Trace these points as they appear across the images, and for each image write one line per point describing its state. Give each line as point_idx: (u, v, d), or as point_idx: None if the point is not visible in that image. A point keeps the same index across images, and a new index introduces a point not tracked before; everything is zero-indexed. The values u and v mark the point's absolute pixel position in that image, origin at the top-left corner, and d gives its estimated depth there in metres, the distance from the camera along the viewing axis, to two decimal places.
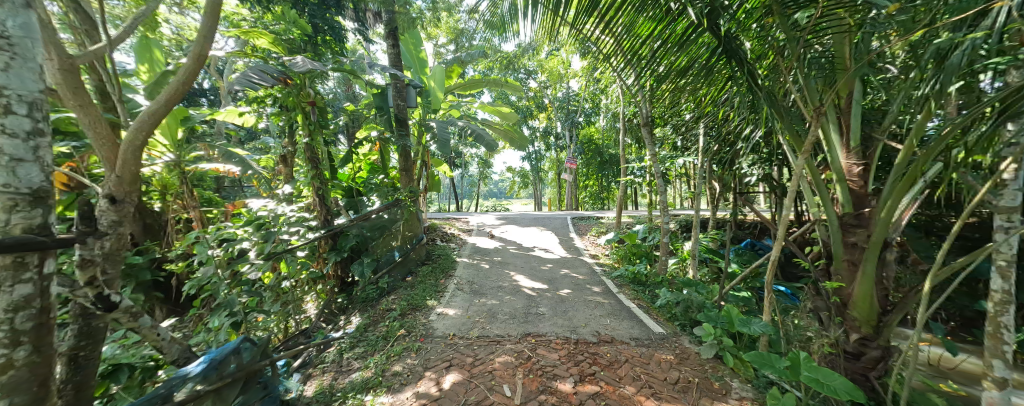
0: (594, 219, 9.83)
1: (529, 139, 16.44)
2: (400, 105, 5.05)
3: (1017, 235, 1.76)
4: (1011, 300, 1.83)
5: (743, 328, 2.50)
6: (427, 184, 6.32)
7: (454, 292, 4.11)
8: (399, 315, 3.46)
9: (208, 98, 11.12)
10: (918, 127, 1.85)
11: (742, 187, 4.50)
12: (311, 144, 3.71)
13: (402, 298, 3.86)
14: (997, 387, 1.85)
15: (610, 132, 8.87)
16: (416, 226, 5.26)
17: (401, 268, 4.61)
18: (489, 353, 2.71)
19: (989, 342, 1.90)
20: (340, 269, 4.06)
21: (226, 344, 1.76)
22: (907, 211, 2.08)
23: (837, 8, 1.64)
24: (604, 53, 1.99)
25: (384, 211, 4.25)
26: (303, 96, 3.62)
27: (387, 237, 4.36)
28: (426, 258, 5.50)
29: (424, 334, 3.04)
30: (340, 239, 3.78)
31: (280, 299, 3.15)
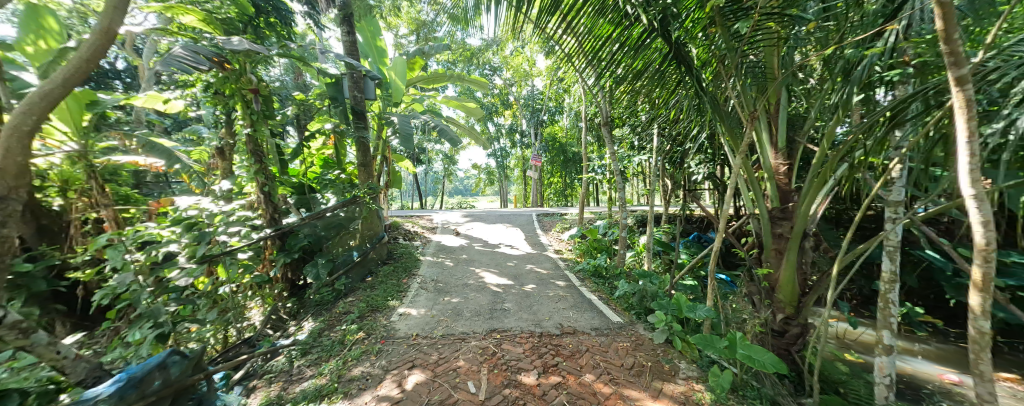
0: (558, 216, 10.13)
1: (495, 136, 16.45)
2: (357, 97, 4.79)
3: (902, 224, 2.09)
4: (896, 280, 2.15)
5: (689, 314, 2.70)
6: (388, 180, 6.11)
7: (417, 291, 4.02)
8: (357, 318, 3.32)
9: (123, 80, 9.70)
10: (829, 132, 2.12)
11: (691, 184, 4.86)
12: (253, 136, 3.42)
13: (361, 299, 3.70)
14: (886, 353, 2.18)
15: (574, 131, 9.13)
16: (375, 224, 5.04)
17: (360, 268, 4.41)
18: (453, 351, 2.68)
19: (881, 316, 2.23)
20: (291, 271, 3.84)
21: (147, 360, 1.60)
22: (823, 205, 2.36)
23: (768, 22, 1.82)
24: (565, 52, 2.05)
25: (340, 209, 4.03)
26: (243, 83, 3.34)
27: (343, 236, 4.16)
28: (387, 258, 5.30)
29: (385, 335, 2.95)
30: (289, 239, 3.56)
31: (217, 307, 2.87)
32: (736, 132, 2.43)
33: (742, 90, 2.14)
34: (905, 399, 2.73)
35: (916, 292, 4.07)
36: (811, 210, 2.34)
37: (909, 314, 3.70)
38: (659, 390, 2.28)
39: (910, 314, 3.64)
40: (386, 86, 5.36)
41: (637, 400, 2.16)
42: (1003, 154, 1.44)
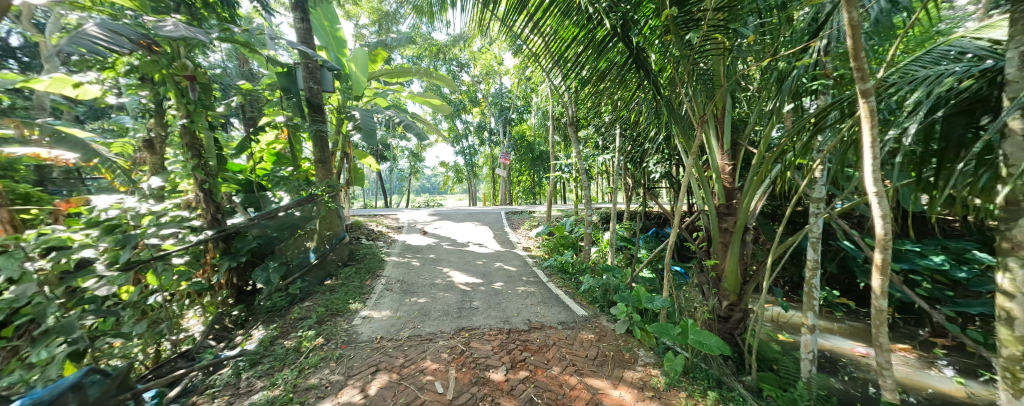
0: (526, 214, 10.25)
1: (462, 134, 16.31)
2: (313, 88, 4.54)
3: (824, 218, 2.36)
4: (818, 267, 2.43)
5: (648, 305, 2.87)
6: (349, 178, 5.83)
7: (381, 293, 3.89)
8: (314, 323, 3.15)
9: (20, 60, 8.34)
10: (766, 135, 2.34)
11: (650, 182, 5.12)
12: (189, 128, 3.09)
13: (319, 303, 3.52)
14: (810, 332, 2.46)
15: (541, 130, 9.29)
16: (335, 223, 4.82)
17: (318, 271, 4.19)
18: (419, 352, 2.64)
19: (807, 299, 2.50)
20: (237, 277, 3.49)
21: (58, 383, 1.43)
22: (761, 201, 2.59)
23: (715, 33, 1.98)
24: (533, 51, 2.10)
25: (295, 209, 3.81)
26: (176, 69, 2.97)
27: (299, 237, 3.93)
28: (348, 259, 5.07)
29: (347, 340, 2.83)
30: (235, 241, 3.29)
31: (147, 318, 2.58)
32: (689, 134, 2.60)
33: (694, 96, 2.31)
34: (827, 372, 3.09)
35: (836, 278, 4.61)
36: (752, 206, 2.57)
37: (831, 297, 4.18)
38: (621, 378, 2.40)
39: (830, 298, 4.12)
40: (345, 77, 5.09)
41: (600, 389, 2.25)
42: (897, 156, 1.69)
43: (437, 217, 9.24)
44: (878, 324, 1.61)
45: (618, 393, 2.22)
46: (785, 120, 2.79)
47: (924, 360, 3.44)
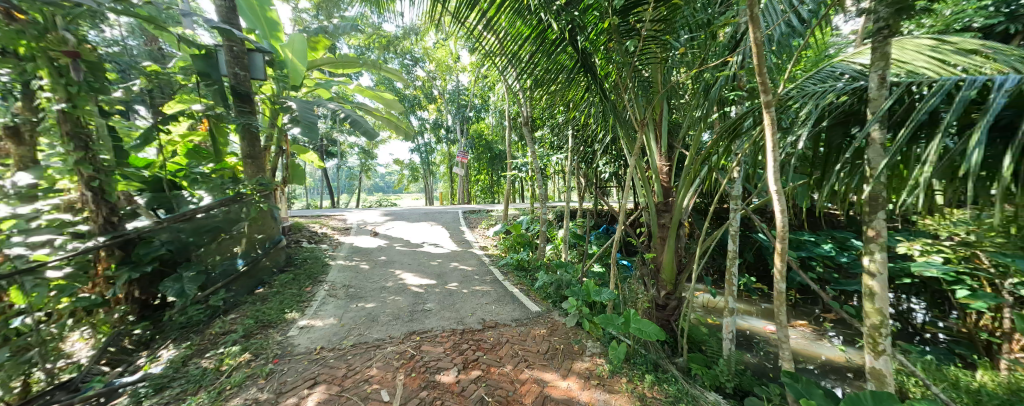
0: (484, 213, 10.22)
1: (418, 131, 15.83)
2: (238, 75, 4.08)
3: (742, 213, 2.65)
4: (737, 257, 2.73)
5: (596, 298, 3.02)
6: (287, 175, 5.31)
7: (323, 300, 3.63)
8: (240, 337, 2.84)
9: None
10: (696, 139, 2.58)
11: (600, 181, 5.38)
12: (71, 114, 2.62)
13: (249, 314, 3.20)
14: (731, 315, 2.77)
15: (499, 128, 9.33)
16: (271, 225, 4.42)
17: (247, 279, 3.80)
18: (365, 360, 2.51)
19: (728, 286, 2.81)
20: (140, 289, 3.02)
21: None
22: (692, 198, 2.85)
23: (650, 44, 2.17)
24: (487, 49, 2.13)
25: (218, 208, 3.46)
26: (51, 43, 2.49)
27: (222, 242, 3.55)
28: (285, 265, 4.66)
29: (281, 354, 2.60)
30: (137, 248, 2.91)
31: (10, 345, 2.11)
32: (631, 136, 2.79)
33: (635, 101, 2.48)
34: (745, 349, 3.49)
35: (754, 266, 5.23)
36: (685, 203, 2.81)
37: (750, 283, 4.74)
38: (569, 369, 2.50)
39: (749, 284, 4.67)
40: (280, 65, 4.65)
41: (550, 382, 2.33)
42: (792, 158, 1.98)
43: (390, 217, 8.85)
44: (778, 305, 1.89)
45: (565, 384, 2.31)
46: (712, 125, 3.09)
47: (820, 333, 4.03)
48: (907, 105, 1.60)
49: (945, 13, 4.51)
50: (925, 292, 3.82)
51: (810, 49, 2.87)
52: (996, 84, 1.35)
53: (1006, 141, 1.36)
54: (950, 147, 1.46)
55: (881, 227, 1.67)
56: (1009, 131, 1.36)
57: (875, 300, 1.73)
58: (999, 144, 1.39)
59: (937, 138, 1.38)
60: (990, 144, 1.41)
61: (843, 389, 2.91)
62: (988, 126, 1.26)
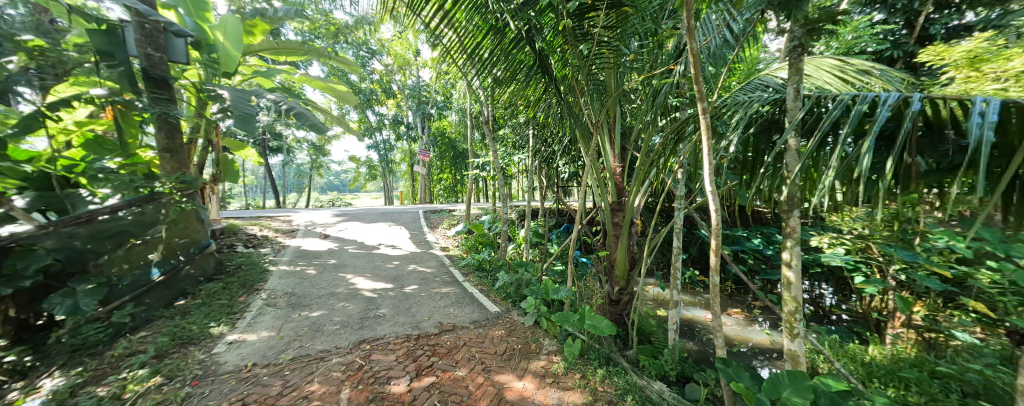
0: (447, 212, 10.05)
1: (376, 127, 15.16)
2: (152, 56, 3.58)
3: (687, 212, 2.84)
4: (681, 254, 2.94)
5: (553, 296, 3.08)
6: (218, 171, 4.93)
7: (261, 310, 3.33)
8: (150, 358, 2.48)
9: None
10: (646, 142, 2.72)
11: (561, 181, 5.52)
12: None
13: (170, 329, 2.84)
14: (675, 307, 2.97)
15: (462, 126, 9.22)
16: (197, 228, 4.01)
17: (165, 290, 3.36)
18: (307, 375, 2.34)
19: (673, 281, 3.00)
20: (16, 307, 2.55)
21: None
22: (643, 197, 3.00)
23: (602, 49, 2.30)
24: (447, 45, 2.15)
25: (126, 210, 3.06)
26: None
27: (131, 249, 3.09)
28: (216, 272, 4.21)
29: (203, 374, 2.33)
30: (13, 259, 2.39)
31: None
32: (588, 138, 2.89)
33: (590, 103, 2.59)
34: (688, 338, 3.77)
35: (697, 260, 5.67)
36: (637, 202, 2.94)
37: (693, 277, 5.14)
38: (525, 369, 2.53)
39: (693, 277, 5.06)
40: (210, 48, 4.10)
41: (505, 383, 2.34)
42: (724, 161, 2.16)
43: (344, 218, 8.36)
44: (713, 296, 2.06)
45: (521, 384, 2.34)
46: (660, 128, 3.28)
47: (750, 320, 4.48)
48: (816, 115, 1.83)
49: (848, 37, 5.22)
50: (830, 278, 4.41)
51: (742, 63, 3.17)
52: (881, 99, 1.56)
53: (889, 148, 1.65)
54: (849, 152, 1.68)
55: (795, 225, 1.89)
56: (892, 140, 1.65)
57: (791, 289, 1.96)
58: (883, 151, 1.68)
59: (839, 144, 1.57)
60: (877, 151, 1.69)
61: (767, 370, 3.26)
62: (876, 134, 1.46)
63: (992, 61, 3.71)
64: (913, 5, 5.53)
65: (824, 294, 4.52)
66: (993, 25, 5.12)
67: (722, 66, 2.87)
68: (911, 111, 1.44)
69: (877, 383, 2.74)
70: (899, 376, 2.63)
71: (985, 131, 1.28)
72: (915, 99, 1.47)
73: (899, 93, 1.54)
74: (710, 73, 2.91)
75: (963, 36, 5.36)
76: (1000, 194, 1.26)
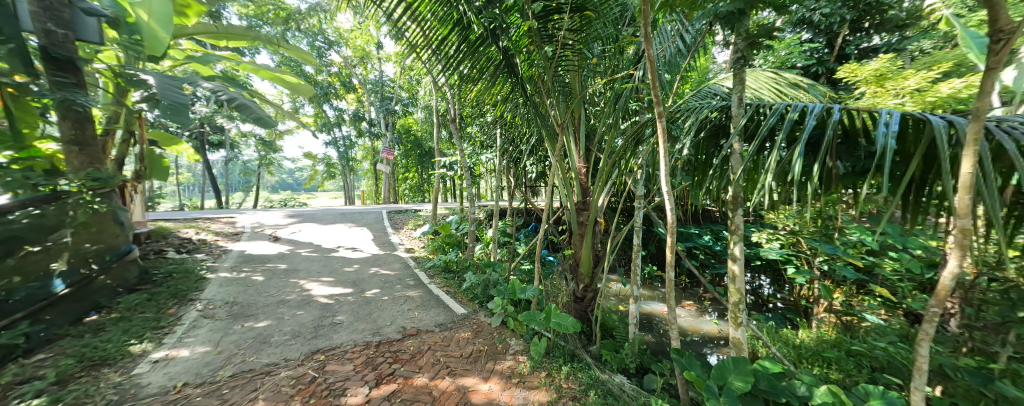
0: (412, 212, 9.77)
1: (335, 123, 14.39)
2: (54, 33, 3.04)
3: (645, 211, 2.98)
4: (640, 251, 3.07)
5: (520, 295, 3.10)
6: (141, 168, 4.37)
7: (199, 323, 3.01)
8: (50, 385, 2.12)
9: None
10: (609, 144, 2.80)
11: (528, 181, 5.57)
12: None
13: (83, 348, 2.48)
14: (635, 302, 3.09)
15: (428, 124, 9.01)
16: (114, 233, 3.49)
17: (70, 305, 2.91)
18: (250, 392, 2.15)
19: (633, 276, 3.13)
20: None
21: None
22: (606, 197, 3.09)
23: (566, 51, 2.33)
24: (412, 41, 2.09)
25: (20, 211, 2.59)
26: None
27: (24, 258, 2.61)
28: (141, 282, 3.74)
29: (122, 399, 2.05)
30: None
31: None
32: (554, 139, 2.92)
33: (556, 105, 2.63)
34: (648, 331, 3.95)
35: (656, 257, 5.98)
36: (600, 202, 3.03)
37: (652, 272, 5.40)
38: (491, 370, 2.51)
39: (651, 272, 5.32)
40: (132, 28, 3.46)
41: (471, 386, 2.31)
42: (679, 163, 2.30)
43: (299, 219, 7.83)
44: (669, 290, 2.17)
45: (486, 387, 2.32)
46: (622, 130, 3.41)
47: (702, 311, 4.80)
48: (756, 122, 1.99)
49: (783, 52, 5.78)
50: (768, 270, 4.86)
51: (694, 72, 3.39)
52: (809, 110, 1.73)
53: (814, 154, 1.83)
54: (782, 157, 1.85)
55: (738, 223, 2.05)
56: (816, 147, 1.83)
57: (736, 282, 2.11)
58: (810, 157, 1.86)
59: (775, 150, 1.71)
60: (805, 156, 1.87)
61: (715, 357, 3.51)
62: (804, 141, 1.61)
63: (892, 79, 4.32)
64: (833, 27, 6.28)
65: (762, 285, 4.98)
66: (894, 49, 5.95)
67: (676, 72, 3.01)
68: (831, 121, 1.61)
69: (807, 363, 3.05)
70: (823, 356, 2.95)
71: (889, 140, 1.46)
72: (835, 110, 1.65)
73: (822, 104, 1.72)
74: (666, 80, 3.08)
75: (873, 56, 6.17)
76: (899, 194, 1.41)
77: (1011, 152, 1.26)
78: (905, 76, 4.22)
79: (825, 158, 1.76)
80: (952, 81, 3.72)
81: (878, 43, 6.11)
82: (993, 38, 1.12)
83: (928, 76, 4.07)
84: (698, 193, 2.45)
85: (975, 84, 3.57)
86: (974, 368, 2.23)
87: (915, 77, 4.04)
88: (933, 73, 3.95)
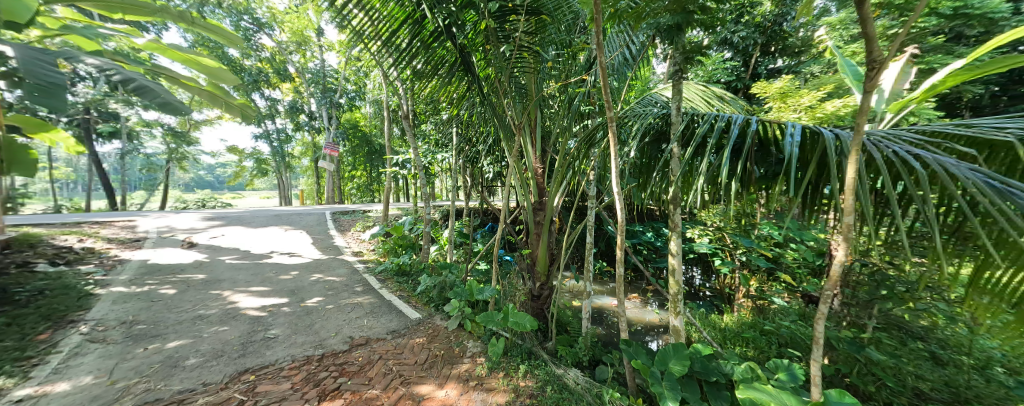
0: (359, 213, 9.20)
1: (268, 115, 13.05)
2: None
3: (596, 209, 3.09)
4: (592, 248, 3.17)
5: (478, 296, 3.04)
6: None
7: (92, 349, 2.52)
8: None
9: None
10: (562, 145, 2.86)
11: (485, 181, 5.53)
12: None
13: None
14: (587, 298, 3.21)
15: (377, 120, 8.55)
16: None
17: None
18: None
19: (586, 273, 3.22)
20: None
21: None
22: (561, 197, 3.14)
23: (522, 52, 2.35)
24: (360, 31, 1.96)
25: None
26: None
27: None
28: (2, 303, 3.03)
29: None
30: None
31: None
32: (511, 140, 2.92)
33: (514, 108, 2.63)
34: (599, 324, 4.13)
35: (607, 253, 6.28)
36: (556, 201, 3.07)
37: (602, 268, 5.66)
38: (448, 375, 2.44)
39: (602, 267, 5.57)
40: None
41: (426, 394, 2.22)
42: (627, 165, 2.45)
43: (223, 222, 6.94)
44: (619, 284, 2.27)
45: (442, 393, 2.24)
46: (575, 133, 3.51)
47: (645, 302, 5.14)
48: (691, 128, 2.17)
49: (709, 67, 6.43)
50: (699, 262, 5.32)
51: (638, 82, 3.62)
52: (734, 120, 1.93)
53: (738, 159, 2.04)
54: (712, 162, 2.03)
55: (677, 221, 2.21)
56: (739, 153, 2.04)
57: (675, 274, 2.26)
58: (734, 161, 2.07)
59: (707, 154, 1.89)
60: (731, 160, 2.08)
61: (657, 344, 3.77)
62: (729, 147, 1.79)
63: (793, 97, 5.02)
64: (749, 48, 7.15)
65: (694, 276, 5.43)
66: (793, 71, 6.97)
67: (624, 80, 3.18)
68: (751, 130, 1.81)
69: (732, 344, 3.40)
70: (745, 337, 3.30)
71: (793, 148, 1.69)
72: (753, 121, 1.87)
73: (743, 116, 1.93)
74: (615, 87, 3.23)
75: (778, 76, 7.17)
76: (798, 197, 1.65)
77: (879, 161, 1.52)
78: (802, 96, 4.94)
79: (745, 162, 1.97)
80: (833, 101, 4.41)
81: (782, 66, 7.12)
82: (867, 66, 1.29)
83: (817, 96, 4.81)
84: (643, 193, 2.60)
85: (852, 104, 4.28)
86: (851, 338, 2.62)
87: (809, 96, 4.76)
88: (822, 93, 4.68)
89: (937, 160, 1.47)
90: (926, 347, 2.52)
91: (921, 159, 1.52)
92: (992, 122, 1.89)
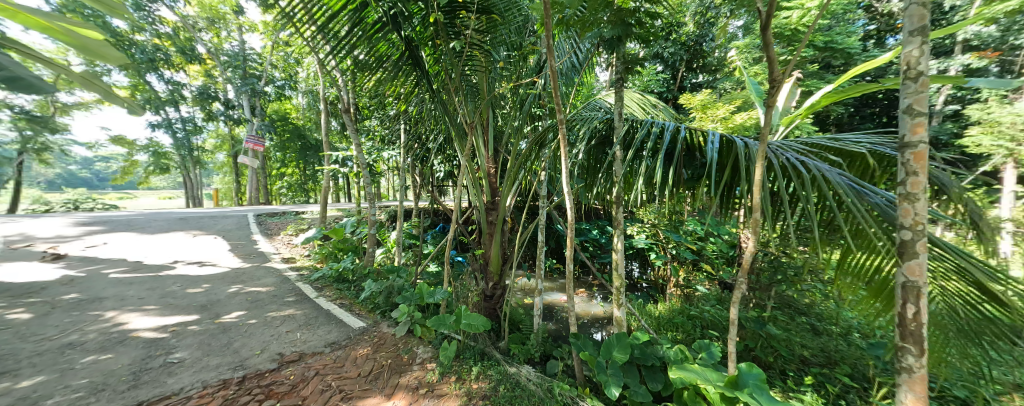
0: (290, 216, 8.33)
1: (172, 101, 11.21)
2: None
3: (547, 208, 3.15)
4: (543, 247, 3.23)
5: (428, 299, 2.92)
6: None
7: None
8: None
9: None
10: (514, 145, 2.85)
11: (435, 181, 5.37)
12: None
13: None
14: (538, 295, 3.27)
15: (312, 114, 7.84)
16: None
17: None
18: None
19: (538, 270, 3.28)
20: None
21: None
22: (513, 197, 3.14)
23: (472, 50, 2.30)
24: (289, 13, 1.76)
25: None
26: None
27: None
28: None
29: None
30: None
31: None
32: (462, 138, 2.84)
33: (465, 107, 2.57)
34: (549, 320, 4.23)
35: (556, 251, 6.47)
36: (509, 201, 3.07)
37: (551, 265, 5.81)
38: (394, 386, 2.31)
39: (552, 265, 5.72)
40: None
41: None
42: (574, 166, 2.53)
43: (109, 229, 5.77)
44: (568, 280, 2.34)
45: None
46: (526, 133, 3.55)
47: (591, 296, 5.39)
48: (631, 132, 2.31)
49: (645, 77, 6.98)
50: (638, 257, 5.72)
51: (583, 88, 3.80)
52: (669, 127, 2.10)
53: (670, 162, 2.22)
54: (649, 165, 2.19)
55: (620, 218, 2.33)
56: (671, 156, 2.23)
57: (618, 268, 2.39)
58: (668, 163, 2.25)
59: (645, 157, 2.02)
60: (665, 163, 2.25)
61: (602, 335, 3.96)
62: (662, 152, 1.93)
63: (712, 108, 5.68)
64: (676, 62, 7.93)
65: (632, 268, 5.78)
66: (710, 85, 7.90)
67: (572, 86, 3.30)
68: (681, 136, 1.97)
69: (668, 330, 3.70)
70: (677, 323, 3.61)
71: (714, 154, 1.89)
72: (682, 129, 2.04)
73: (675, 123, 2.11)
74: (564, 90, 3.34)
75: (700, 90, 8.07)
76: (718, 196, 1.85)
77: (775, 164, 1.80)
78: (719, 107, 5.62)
79: (675, 166, 2.16)
80: (740, 114, 5.23)
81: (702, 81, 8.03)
82: (769, 84, 1.46)
83: (730, 109, 5.51)
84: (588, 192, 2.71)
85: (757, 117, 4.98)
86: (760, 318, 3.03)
87: (725, 108, 5.42)
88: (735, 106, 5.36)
89: (816, 166, 1.79)
90: (808, 321, 3.05)
91: (805, 165, 1.83)
92: (853, 136, 2.31)
